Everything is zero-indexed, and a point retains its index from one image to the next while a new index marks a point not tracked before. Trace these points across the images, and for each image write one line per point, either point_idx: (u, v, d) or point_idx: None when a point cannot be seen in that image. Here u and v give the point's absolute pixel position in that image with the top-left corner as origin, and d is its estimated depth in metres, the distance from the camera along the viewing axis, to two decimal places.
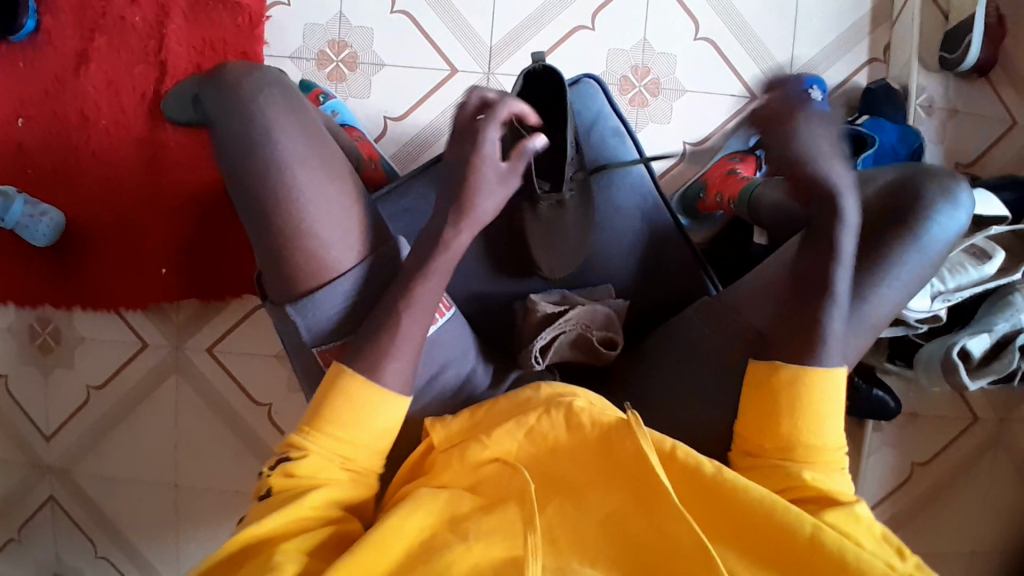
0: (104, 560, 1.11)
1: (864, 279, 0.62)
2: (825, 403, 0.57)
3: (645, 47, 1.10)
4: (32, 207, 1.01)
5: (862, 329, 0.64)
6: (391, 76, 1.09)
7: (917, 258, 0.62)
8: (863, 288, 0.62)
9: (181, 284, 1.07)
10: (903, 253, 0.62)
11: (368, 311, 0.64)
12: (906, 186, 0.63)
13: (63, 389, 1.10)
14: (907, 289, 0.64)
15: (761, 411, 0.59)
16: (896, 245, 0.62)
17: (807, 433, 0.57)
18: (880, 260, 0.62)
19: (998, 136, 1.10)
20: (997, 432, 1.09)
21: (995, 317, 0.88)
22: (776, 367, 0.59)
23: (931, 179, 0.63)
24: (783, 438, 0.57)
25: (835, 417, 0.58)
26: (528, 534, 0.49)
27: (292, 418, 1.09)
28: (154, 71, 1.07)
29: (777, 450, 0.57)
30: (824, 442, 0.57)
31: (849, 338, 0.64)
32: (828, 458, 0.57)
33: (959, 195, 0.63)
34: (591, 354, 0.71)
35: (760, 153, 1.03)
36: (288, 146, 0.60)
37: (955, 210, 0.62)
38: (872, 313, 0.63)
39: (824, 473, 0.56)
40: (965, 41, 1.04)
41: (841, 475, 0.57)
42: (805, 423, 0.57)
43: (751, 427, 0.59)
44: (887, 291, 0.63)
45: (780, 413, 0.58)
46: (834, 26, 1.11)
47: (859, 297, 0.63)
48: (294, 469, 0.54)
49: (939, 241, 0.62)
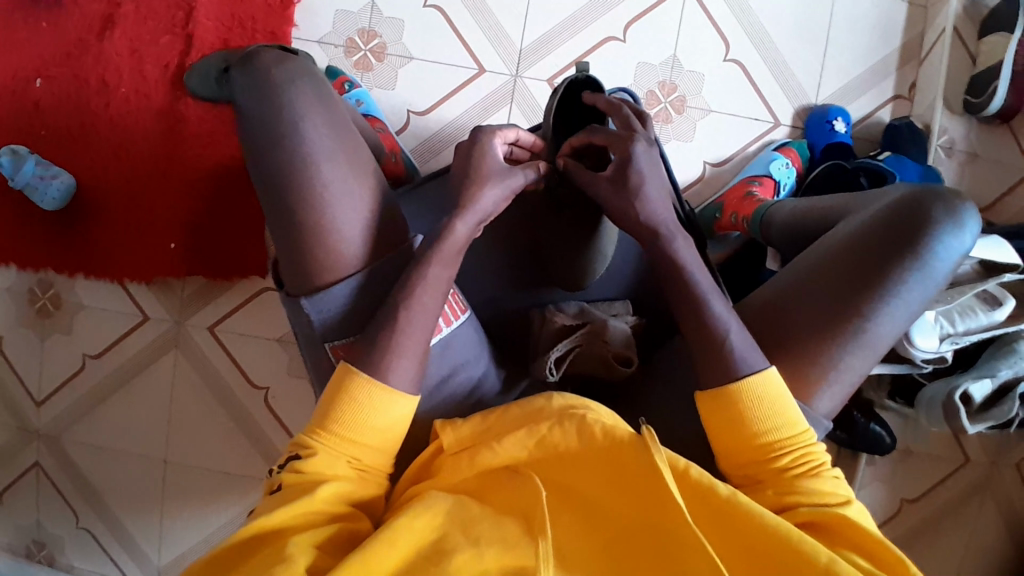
0: (85, 531, 1.10)
1: (870, 300, 0.62)
2: (779, 405, 0.57)
3: (674, 64, 1.11)
4: (44, 169, 1.01)
5: (866, 349, 0.63)
6: (418, 69, 1.09)
7: (924, 280, 0.63)
8: (869, 309, 0.62)
9: (187, 260, 1.07)
10: (908, 273, 0.62)
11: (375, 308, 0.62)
12: (917, 203, 0.63)
13: (59, 355, 1.09)
14: (912, 312, 0.63)
15: (726, 426, 0.57)
16: (902, 264, 0.62)
17: (778, 437, 0.56)
18: (885, 279, 0.62)
19: (1016, 182, 1.11)
20: (988, 475, 1.10)
21: (998, 364, 0.90)
22: (727, 387, 0.57)
23: (939, 199, 0.63)
24: (758, 450, 0.56)
25: (800, 419, 0.57)
26: (544, 544, 0.49)
27: (287, 403, 1.09)
28: (180, 43, 1.06)
29: (756, 458, 0.57)
30: (807, 450, 0.57)
31: (853, 359, 0.62)
32: (801, 462, 0.56)
33: (966, 218, 0.63)
34: (604, 367, 0.69)
35: (779, 180, 1.04)
36: (318, 137, 0.60)
37: (959, 233, 0.63)
38: (877, 334, 0.62)
39: (808, 482, 0.55)
40: (990, 88, 1.05)
41: (824, 476, 0.56)
42: (785, 434, 0.56)
43: (722, 438, 0.58)
44: (891, 312, 0.62)
45: (745, 422, 0.57)
46: (860, 61, 1.13)
47: (863, 318, 0.62)
48: (302, 466, 0.54)
49: (945, 261, 0.63)
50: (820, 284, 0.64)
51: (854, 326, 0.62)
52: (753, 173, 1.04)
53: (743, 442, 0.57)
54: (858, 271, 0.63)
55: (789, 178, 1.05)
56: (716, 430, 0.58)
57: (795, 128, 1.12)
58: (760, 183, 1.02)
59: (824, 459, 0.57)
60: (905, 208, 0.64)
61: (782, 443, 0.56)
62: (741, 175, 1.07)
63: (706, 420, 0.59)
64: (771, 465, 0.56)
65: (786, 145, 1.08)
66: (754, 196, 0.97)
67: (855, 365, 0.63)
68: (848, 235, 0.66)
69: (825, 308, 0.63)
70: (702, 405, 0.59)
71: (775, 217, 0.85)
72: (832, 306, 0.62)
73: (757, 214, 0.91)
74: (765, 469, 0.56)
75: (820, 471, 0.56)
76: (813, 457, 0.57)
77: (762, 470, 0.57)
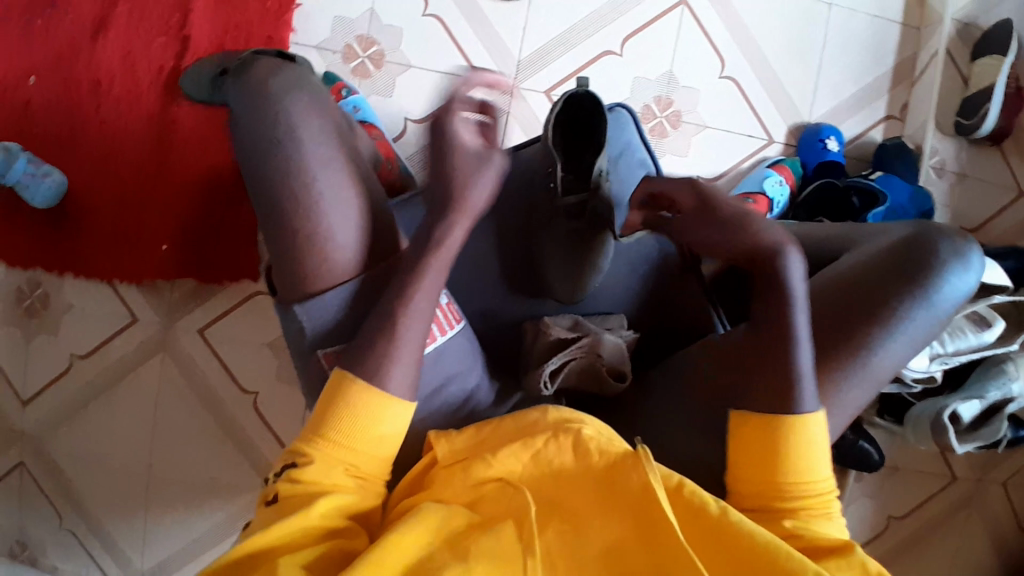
0: (68, 535, 1.08)
1: (873, 330, 0.62)
2: (810, 441, 0.58)
3: (670, 79, 1.12)
4: (36, 167, 0.99)
5: (867, 380, 0.63)
6: (416, 77, 1.09)
7: (929, 315, 0.63)
8: (872, 338, 0.62)
9: (179, 262, 1.06)
10: (914, 307, 0.63)
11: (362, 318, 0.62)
12: (925, 241, 0.65)
13: (46, 356, 1.08)
14: (914, 345, 0.64)
15: (754, 454, 0.59)
16: (908, 298, 0.63)
17: (802, 474, 0.57)
18: (890, 311, 0.62)
19: (1005, 204, 1.12)
20: (973, 493, 1.11)
21: (987, 385, 0.91)
22: (765, 414, 0.58)
23: (949, 241, 0.65)
24: (778, 481, 0.57)
25: (823, 462, 0.58)
26: (533, 561, 0.50)
27: (277, 409, 1.08)
28: (177, 45, 1.06)
29: (773, 489, 0.57)
30: (822, 491, 0.58)
31: (852, 386, 0.63)
32: (815, 501, 0.57)
33: (971, 258, 0.65)
34: (597, 384, 0.70)
35: (773, 197, 1.04)
36: (315, 144, 0.60)
37: (967, 273, 0.64)
38: (878, 364, 0.63)
39: (816, 520, 0.56)
40: (982, 109, 1.07)
41: (832, 521, 0.57)
42: (806, 471, 0.57)
43: (746, 467, 0.59)
44: (894, 344, 0.63)
45: (774, 453, 0.58)
46: (853, 82, 1.14)
47: (867, 348, 0.62)
48: (298, 476, 0.53)
49: (949, 300, 0.64)
50: (825, 313, 0.65)
51: (856, 355, 0.62)
52: (746, 189, 1.05)
53: (765, 472, 0.58)
54: (864, 300, 0.63)
55: (782, 195, 1.05)
56: (741, 456, 0.59)
57: (788, 145, 1.13)
58: (754, 199, 1.02)
59: (835, 506, 0.58)
60: (913, 245, 0.65)
61: (802, 480, 0.57)
62: (735, 191, 1.07)
63: (732, 445, 0.60)
64: (786, 499, 0.57)
65: (780, 162, 1.09)
66: None
67: (855, 396, 0.64)
68: (854, 265, 0.67)
69: (828, 336, 0.63)
70: (734, 429, 0.60)
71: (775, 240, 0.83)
72: (836, 333, 0.63)
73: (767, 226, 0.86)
74: (781, 504, 0.57)
75: (830, 515, 0.57)
76: (826, 502, 0.58)
77: (777, 503, 0.57)
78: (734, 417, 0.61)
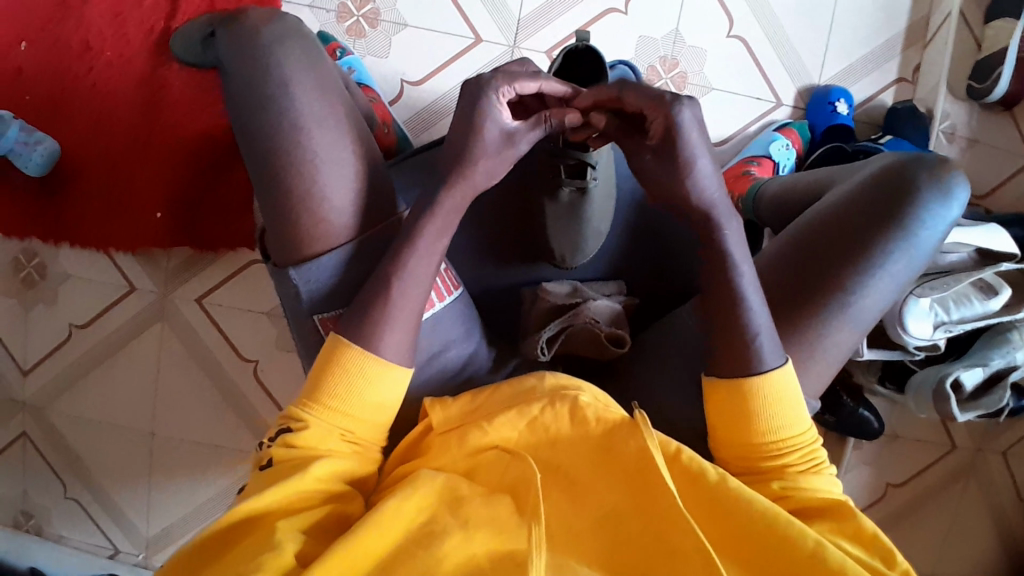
0: (73, 502, 1.09)
1: (856, 272, 0.61)
2: (784, 399, 0.57)
3: (675, 39, 1.08)
4: (28, 135, 0.97)
5: (853, 323, 0.62)
6: (412, 37, 1.06)
7: (910, 251, 0.62)
8: (856, 282, 0.61)
9: (173, 230, 1.04)
10: (894, 243, 0.61)
11: (360, 284, 0.61)
12: (904, 171, 0.63)
13: (45, 325, 1.08)
14: (899, 283, 0.63)
15: (731, 417, 0.57)
16: (891, 235, 0.61)
17: (784, 432, 0.56)
18: (873, 251, 0.61)
19: (1017, 170, 1.10)
20: (974, 461, 1.11)
21: (991, 352, 0.90)
22: (737, 378, 0.57)
23: (927, 169, 0.63)
24: (760, 440, 0.56)
25: (803, 417, 0.57)
26: (536, 529, 0.48)
27: (276, 376, 1.08)
28: (166, 6, 1.03)
29: (759, 451, 0.56)
30: (808, 446, 0.57)
31: (837, 330, 0.62)
32: (804, 458, 0.57)
33: (954, 188, 0.63)
34: (597, 349, 0.69)
35: (779, 161, 1.02)
36: (305, 102, 0.58)
37: (949, 205, 0.63)
38: (863, 307, 0.62)
39: (804, 476, 0.56)
40: (996, 73, 1.04)
41: (823, 473, 0.57)
42: (788, 427, 0.56)
43: (726, 433, 0.58)
44: (877, 284, 0.62)
45: (752, 418, 0.56)
46: (864, 41, 1.11)
47: (850, 292, 0.61)
48: (294, 440, 0.53)
49: (932, 235, 0.63)
50: (805, 259, 0.63)
51: (840, 300, 0.61)
52: (752, 153, 1.03)
53: (745, 433, 0.57)
54: (847, 241, 0.62)
55: (788, 159, 1.04)
56: (720, 420, 0.58)
57: (796, 108, 1.10)
58: (759, 162, 1.01)
59: (822, 456, 0.58)
60: (893, 177, 0.63)
61: (786, 438, 0.56)
62: (740, 155, 1.05)
63: (710, 411, 0.59)
64: (773, 458, 0.56)
65: (787, 126, 1.07)
66: (751, 175, 0.97)
67: (842, 338, 0.62)
68: (835, 204, 0.65)
69: (810, 279, 0.62)
70: (709, 392, 0.59)
71: (765, 194, 0.84)
72: (818, 279, 0.62)
73: (751, 191, 0.89)
74: (766, 463, 0.56)
75: (819, 467, 0.57)
76: (814, 454, 0.57)
77: (762, 463, 0.56)
78: (707, 381, 0.59)
